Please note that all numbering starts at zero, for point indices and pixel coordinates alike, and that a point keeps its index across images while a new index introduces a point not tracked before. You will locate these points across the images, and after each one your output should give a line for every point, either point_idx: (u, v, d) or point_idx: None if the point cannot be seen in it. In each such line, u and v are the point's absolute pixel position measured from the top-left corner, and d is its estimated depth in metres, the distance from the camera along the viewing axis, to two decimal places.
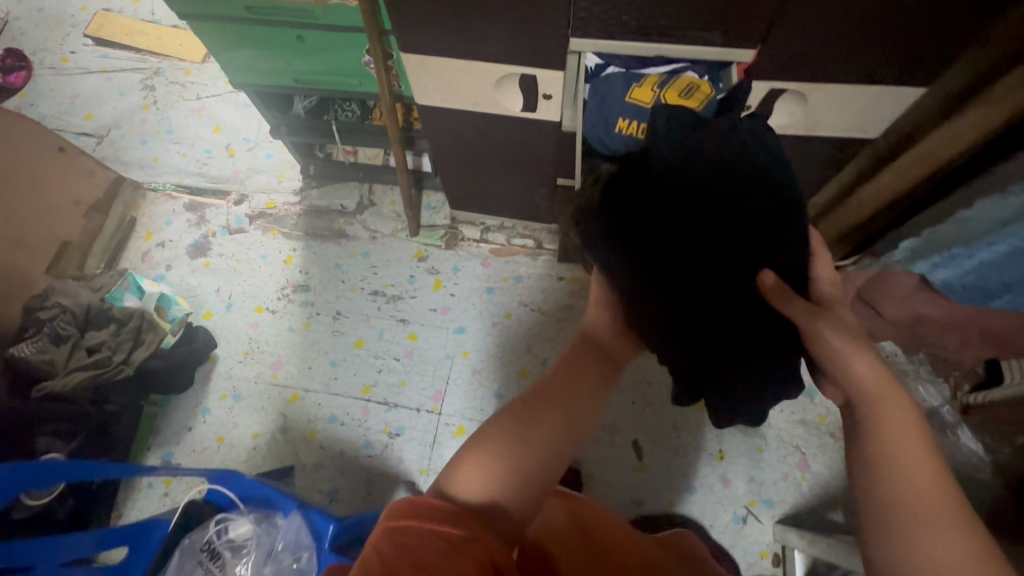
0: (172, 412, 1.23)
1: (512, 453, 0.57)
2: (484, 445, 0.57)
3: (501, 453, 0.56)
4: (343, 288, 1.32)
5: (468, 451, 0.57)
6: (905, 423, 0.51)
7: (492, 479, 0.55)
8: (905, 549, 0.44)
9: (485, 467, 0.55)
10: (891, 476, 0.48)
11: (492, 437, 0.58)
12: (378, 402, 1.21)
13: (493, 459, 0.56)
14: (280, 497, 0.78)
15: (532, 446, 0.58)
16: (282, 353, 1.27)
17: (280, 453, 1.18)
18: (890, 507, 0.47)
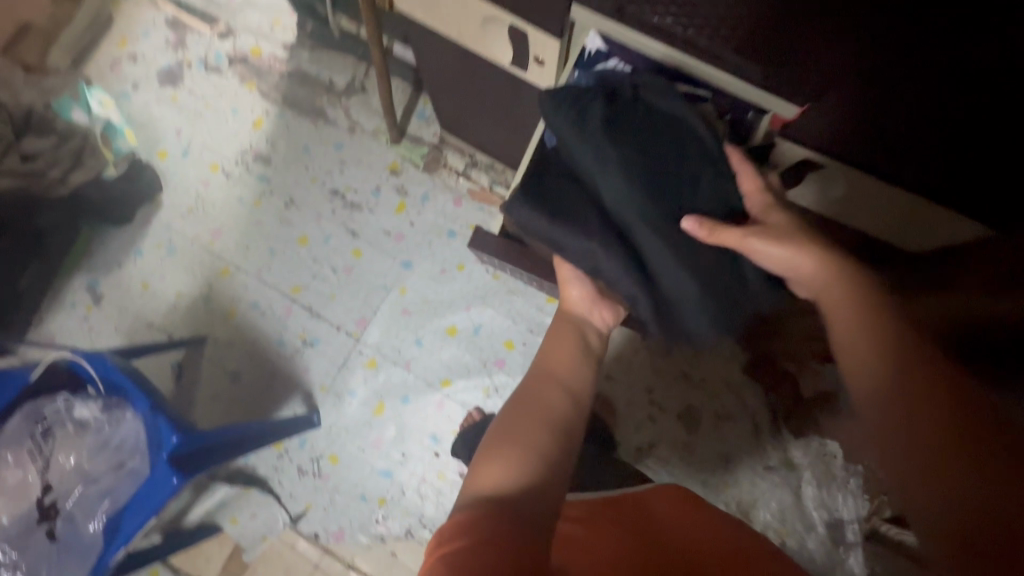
0: (107, 241, 1.21)
1: (519, 439, 0.55)
2: (496, 442, 0.55)
3: (512, 443, 0.55)
4: (305, 175, 1.22)
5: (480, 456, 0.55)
6: (890, 366, 0.52)
7: (509, 470, 0.52)
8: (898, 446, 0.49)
9: (497, 461, 0.53)
10: (887, 417, 0.51)
11: (498, 438, 0.56)
12: (303, 306, 1.17)
13: (508, 449, 0.54)
14: (131, 393, 0.77)
15: (535, 426, 0.57)
16: (224, 221, 1.21)
17: (197, 319, 1.18)
18: (887, 425, 0.51)
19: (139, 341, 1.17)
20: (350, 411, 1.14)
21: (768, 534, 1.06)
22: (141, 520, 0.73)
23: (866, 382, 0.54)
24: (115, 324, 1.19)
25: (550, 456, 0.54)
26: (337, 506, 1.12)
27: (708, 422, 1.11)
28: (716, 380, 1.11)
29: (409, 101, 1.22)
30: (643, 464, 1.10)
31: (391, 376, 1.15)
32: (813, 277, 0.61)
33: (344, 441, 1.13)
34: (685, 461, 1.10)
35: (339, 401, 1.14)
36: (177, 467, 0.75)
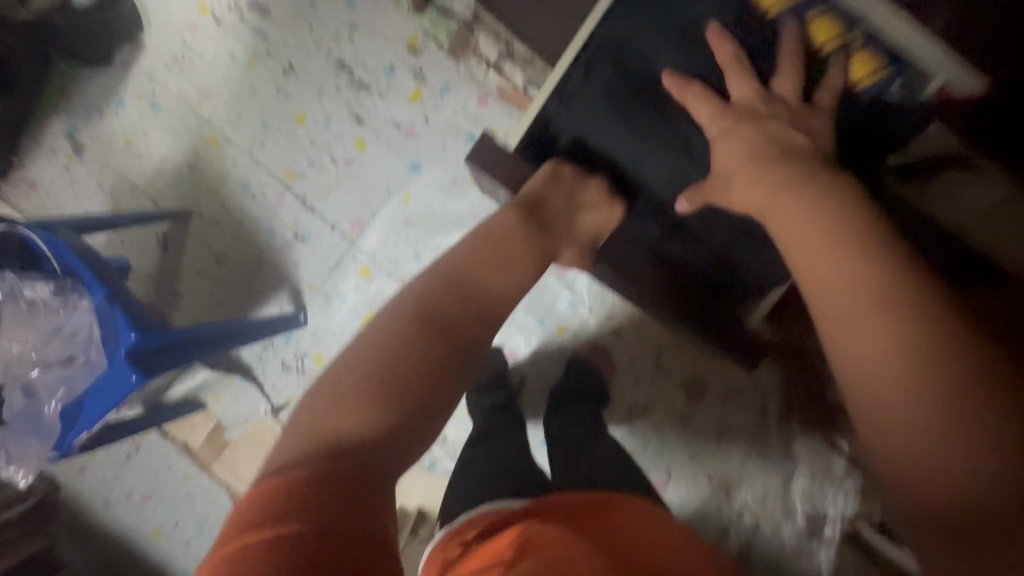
0: (87, 83, 1.08)
1: (361, 383, 0.47)
2: (331, 394, 0.47)
3: (369, 392, 0.47)
4: (308, 36, 1.02)
5: (315, 405, 0.47)
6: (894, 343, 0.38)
7: (350, 424, 0.45)
8: (905, 431, 0.35)
9: (345, 412, 0.45)
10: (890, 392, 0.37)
11: (345, 379, 0.48)
12: (296, 196, 1.06)
13: (344, 399, 0.46)
14: (89, 279, 0.71)
15: (398, 367, 0.49)
16: (214, 80, 1.05)
17: (182, 191, 1.07)
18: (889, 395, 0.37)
19: (123, 204, 1.09)
20: (338, 316, 1.08)
21: (743, 512, 1.04)
22: (98, 412, 0.70)
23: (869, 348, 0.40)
24: (97, 180, 1.09)
25: (416, 404, 0.48)
26: None
27: (712, 396, 1.03)
28: None
29: None
30: (633, 425, 1.05)
31: (384, 288, 1.06)
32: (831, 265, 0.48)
33: (330, 343, 1.09)
34: (677, 430, 1.04)
35: (328, 303, 1.08)
36: (138, 363, 0.70)
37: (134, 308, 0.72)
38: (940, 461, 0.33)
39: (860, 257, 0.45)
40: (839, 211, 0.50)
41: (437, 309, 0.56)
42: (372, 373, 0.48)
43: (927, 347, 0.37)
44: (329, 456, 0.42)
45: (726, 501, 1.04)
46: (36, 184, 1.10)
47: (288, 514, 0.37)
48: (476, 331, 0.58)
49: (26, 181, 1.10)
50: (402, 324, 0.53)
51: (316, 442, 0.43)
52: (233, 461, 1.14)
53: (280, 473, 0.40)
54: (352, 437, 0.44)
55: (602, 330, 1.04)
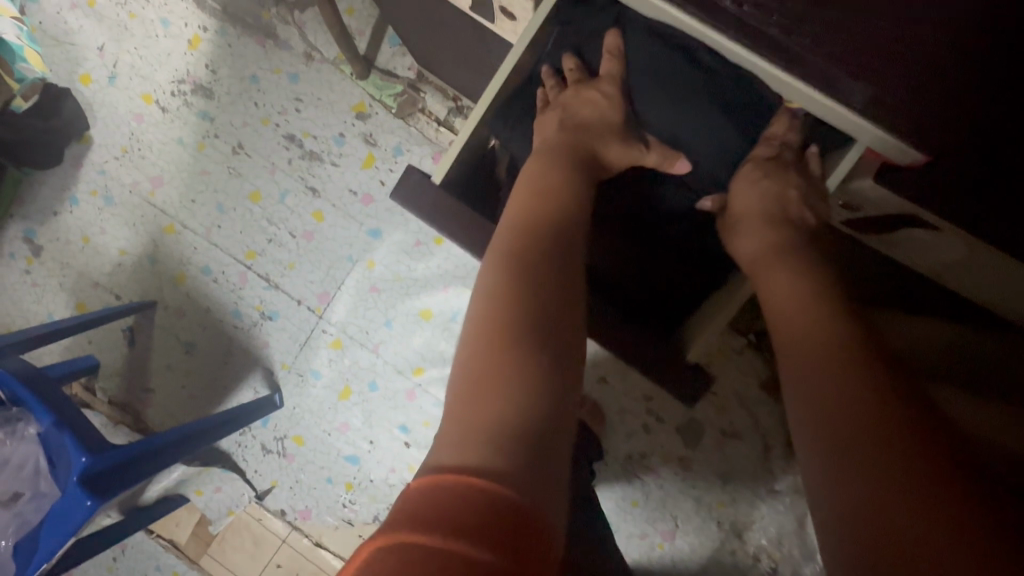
0: (40, 185, 1.06)
1: (505, 340, 0.45)
2: (464, 360, 0.45)
3: (495, 340, 0.45)
4: (254, 114, 1.00)
5: (455, 397, 0.43)
6: (843, 395, 0.45)
7: (503, 398, 0.41)
8: (842, 472, 0.40)
9: (496, 389, 0.42)
10: (834, 441, 0.43)
11: (481, 351, 0.45)
12: (259, 275, 1.03)
13: (497, 371, 0.43)
14: (36, 404, 0.68)
15: (517, 318, 0.47)
16: (165, 167, 1.03)
17: (144, 282, 1.05)
18: (839, 439, 0.42)
19: (86, 302, 1.06)
20: (314, 393, 1.04)
21: (759, 556, 0.97)
22: (53, 546, 0.66)
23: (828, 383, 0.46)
24: (58, 281, 1.06)
25: (535, 335, 0.46)
26: (304, 487, 1.06)
27: (711, 437, 0.98)
28: (726, 392, 0.97)
29: (377, 22, 0.97)
30: (632, 475, 1.00)
31: (358, 359, 1.02)
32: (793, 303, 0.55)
33: (310, 422, 1.05)
34: (678, 476, 0.99)
35: (303, 381, 1.04)
36: (91, 488, 0.66)
37: (84, 428, 0.69)
38: (883, 498, 0.37)
39: (841, 331, 0.50)
40: (806, 274, 0.57)
41: (540, 250, 0.54)
42: (497, 334, 0.45)
43: (883, 394, 0.43)
44: (506, 440, 0.39)
45: (740, 545, 0.98)
46: None
47: (459, 513, 0.33)
48: (573, 258, 0.55)
49: None
50: (501, 277, 0.50)
51: (475, 430, 0.40)
52: (222, 553, 1.09)
53: (458, 468, 0.36)
54: (512, 413, 0.41)
55: (587, 380, 1.00)
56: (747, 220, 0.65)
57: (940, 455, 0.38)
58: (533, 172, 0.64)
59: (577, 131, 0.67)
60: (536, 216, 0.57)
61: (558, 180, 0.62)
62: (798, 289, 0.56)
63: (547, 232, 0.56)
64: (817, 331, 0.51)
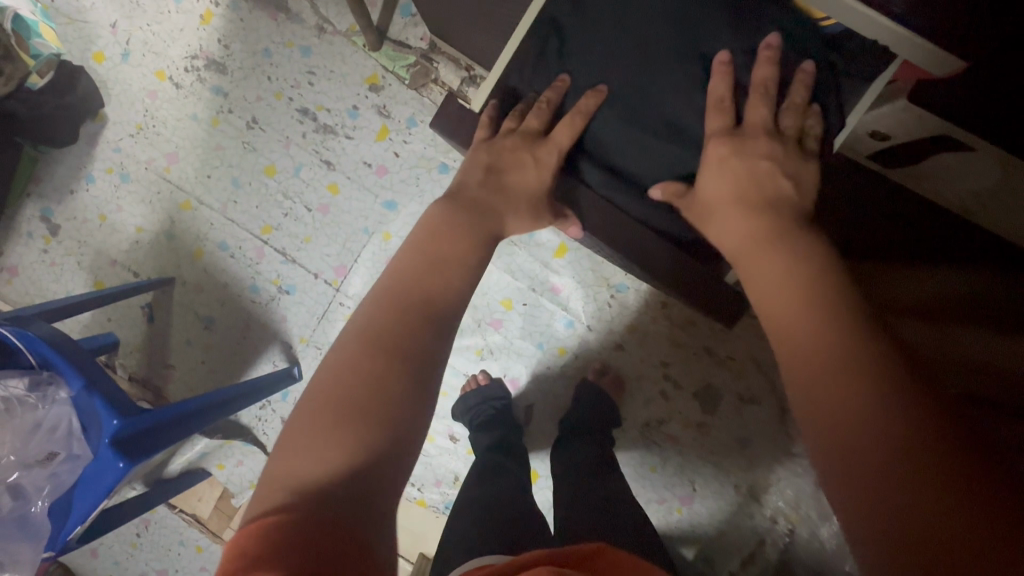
0: (57, 164, 1.06)
1: (335, 408, 0.45)
2: (312, 411, 0.45)
3: (347, 399, 0.46)
4: (268, 88, 1.01)
5: (281, 443, 0.45)
6: (830, 353, 0.41)
7: (327, 455, 0.42)
8: (846, 435, 0.36)
9: (317, 443, 0.43)
10: (830, 400, 0.38)
11: (311, 409, 0.46)
12: (275, 249, 1.03)
13: (327, 429, 0.44)
14: (64, 368, 0.69)
15: (358, 383, 0.47)
16: (180, 144, 1.03)
17: (162, 259, 1.06)
18: (828, 403, 0.38)
19: (105, 280, 1.07)
20: None
21: (777, 519, 0.98)
22: (86, 507, 0.67)
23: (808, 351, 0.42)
24: (77, 259, 1.07)
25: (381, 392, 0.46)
26: None
27: (729, 402, 0.99)
28: (743, 356, 0.98)
29: None
30: (649, 441, 1.01)
31: None
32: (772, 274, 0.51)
33: None
34: (696, 441, 1.00)
35: (321, 354, 1.05)
36: (123, 450, 0.67)
37: (113, 392, 0.69)
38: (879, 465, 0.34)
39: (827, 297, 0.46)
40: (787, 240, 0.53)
41: (406, 311, 0.53)
42: (328, 396, 0.46)
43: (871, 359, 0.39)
44: (313, 483, 0.41)
45: (757, 508, 0.99)
46: (16, 270, 1.08)
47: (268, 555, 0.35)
48: (443, 323, 0.54)
49: (7, 269, 1.08)
50: (355, 335, 0.51)
51: (283, 483, 0.41)
52: None
53: (260, 517, 0.38)
54: (346, 459, 0.42)
55: (605, 347, 1.00)
56: (711, 207, 0.60)
57: (942, 421, 0.33)
58: (432, 224, 0.64)
59: (493, 176, 0.68)
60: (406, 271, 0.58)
61: (455, 243, 0.62)
62: (788, 264, 0.50)
63: (421, 292, 0.56)
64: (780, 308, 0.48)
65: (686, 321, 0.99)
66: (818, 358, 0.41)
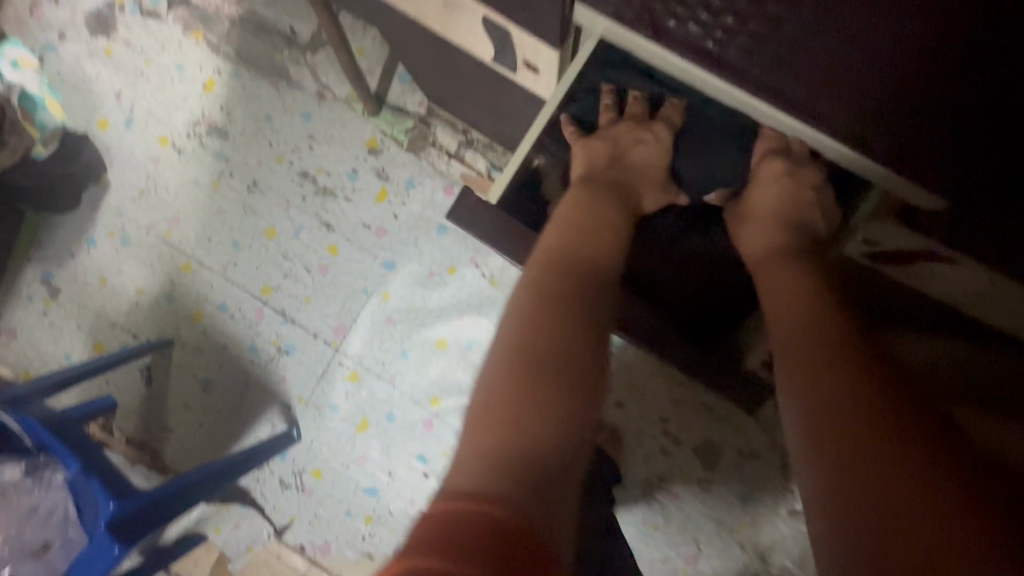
0: (56, 228, 1.07)
1: (533, 374, 0.45)
2: (503, 389, 0.44)
3: (534, 382, 0.44)
4: (268, 153, 1.03)
5: (477, 416, 0.43)
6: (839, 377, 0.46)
7: (528, 435, 0.41)
8: (841, 452, 0.41)
9: (525, 414, 0.42)
10: (834, 416, 0.44)
11: (517, 373, 0.45)
12: (275, 309, 1.04)
13: (528, 400, 0.43)
14: (62, 451, 0.68)
15: (551, 348, 0.47)
16: (181, 207, 1.05)
17: (161, 320, 1.06)
18: (834, 416, 0.43)
19: (103, 342, 1.06)
20: (331, 426, 1.04)
21: None
22: None
23: (826, 370, 0.47)
24: (75, 321, 1.07)
25: (575, 370, 0.47)
26: (323, 521, 1.06)
27: (730, 457, 0.98)
28: (743, 412, 0.98)
29: (387, 60, 0.99)
30: (652, 499, 1.00)
31: (375, 391, 1.03)
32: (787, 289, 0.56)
33: (327, 456, 1.05)
34: (699, 499, 0.99)
35: (320, 414, 1.04)
36: (119, 535, 0.66)
37: (109, 474, 0.69)
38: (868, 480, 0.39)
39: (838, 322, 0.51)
40: (806, 269, 0.58)
41: (573, 282, 0.55)
42: (524, 363, 0.46)
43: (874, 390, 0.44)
44: (507, 470, 0.39)
45: (764, 568, 0.97)
46: (15, 334, 1.08)
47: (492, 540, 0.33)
48: (608, 292, 0.56)
49: (4, 332, 1.08)
50: (533, 304, 0.51)
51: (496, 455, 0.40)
52: None
53: (471, 499, 0.37)
54: (542, 444, 0.41)
55: (604, 404, 1.00)
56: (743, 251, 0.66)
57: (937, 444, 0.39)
58: (580, 203, 0.63)
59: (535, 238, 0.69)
60: (564, 249, 0.58)
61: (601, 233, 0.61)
62: (798, 289, 0.56)
63: (584, 259, 0.57)
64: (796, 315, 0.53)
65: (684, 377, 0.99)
66: (828, 377, 0.47)
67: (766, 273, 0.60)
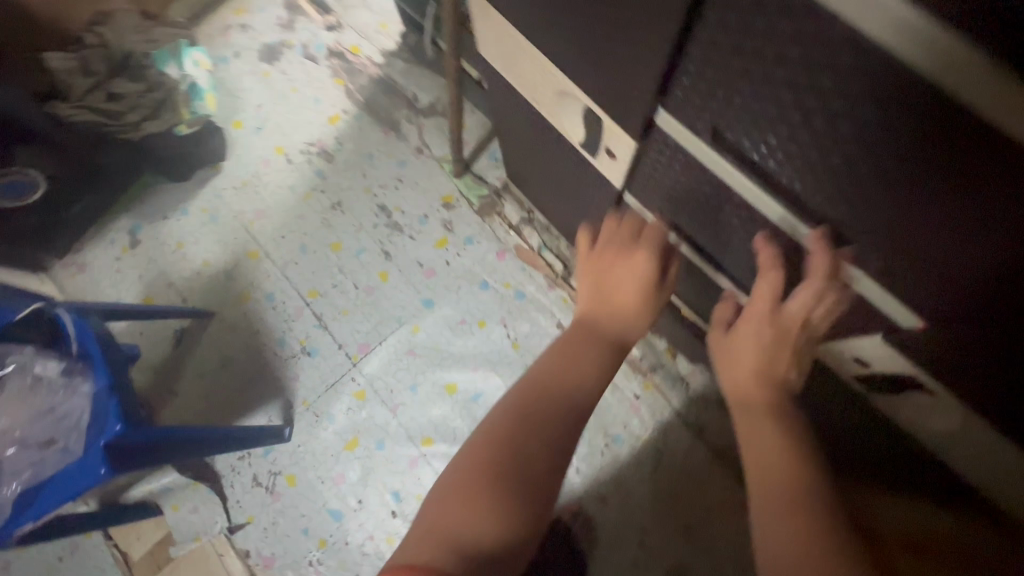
0: (162, 192, 1.23)
1: (490, 469, 0.50)
2: (462, 476, 0.50)
3: (488, 479, 0.50)
4: (359, 182, 1.19)
5: (435, 503, 0.50)
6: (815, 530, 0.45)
7: (469, 515, 0.47)
8: None
9: (464, 508, 0.48)
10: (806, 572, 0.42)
11: (472, 480, 0.50)
12: (314, 313, 1.13)
13: (475, 498, 0.48)
14: (96, 365, 0.74)
15: (507, 460, 0.51)
16: (270, 205, 1.19)
17: (213, 293, 1.16)
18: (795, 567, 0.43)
19: (155, 297, 1.16)
20: (323, 437, 1.07)
21: None
22: (54, 503, 0.68)
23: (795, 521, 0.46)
24: (139, 272, 1.18)
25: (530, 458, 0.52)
26: (277, 531, 1.04)
27: None
28: (723, 545, 0.96)
29: (483, 139, 1.17)
30: None
31: (374, 415, 1.07)
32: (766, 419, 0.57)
33: (308, 465, 1.06)
34: None
35: (316, 422, 1.07)
36: (112, 459, 0.69)
37: (128, 399, 0.74)
38: None
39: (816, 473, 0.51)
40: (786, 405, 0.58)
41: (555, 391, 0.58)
42: (500, 474, 0.50)
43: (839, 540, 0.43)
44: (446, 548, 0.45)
45: None
46: (84, 268, 1.19)
47: None
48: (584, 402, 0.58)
49: (77, 263, 1.19)
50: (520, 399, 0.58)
51: (447, 550, 0.45)
52: None
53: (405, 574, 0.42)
54: (476, 535, 0.46)
55: (587, 496, 0.99)
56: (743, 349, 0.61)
57: None
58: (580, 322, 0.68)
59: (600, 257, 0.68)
60: (569, 355, 0.63)
61: (599, 338, 0.65)
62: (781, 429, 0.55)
63: (569, 374, 0.61)
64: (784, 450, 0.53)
65: (670, 491, 0.99)
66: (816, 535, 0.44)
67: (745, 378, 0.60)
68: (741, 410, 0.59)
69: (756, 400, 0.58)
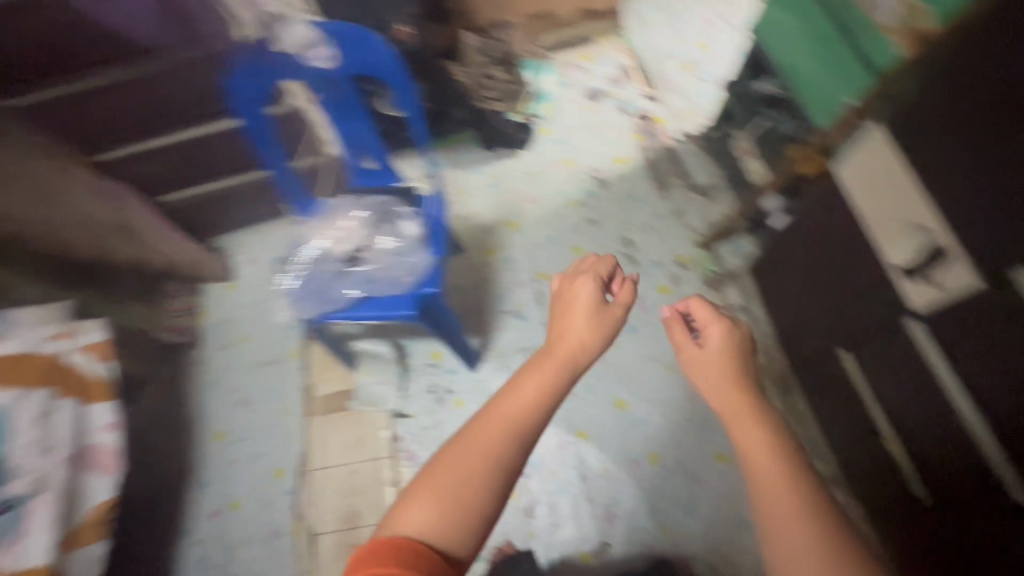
0: (468, 149, 1.53)
1: (445, 476, 0.49)
2: (417, 495, 0.49)
3: (442, 482, 0.48)
4: (618, 214, 1.42)
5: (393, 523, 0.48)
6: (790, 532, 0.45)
7: (422, 522, 0.46)
8: None
9: (418, 521, 0.46)
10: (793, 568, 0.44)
11: (424, 486, 0.49)
12: (538, 289, 1.34)
13: (428, 505, 0.47)
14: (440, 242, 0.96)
15: (457, 464, 0.50)
16: (542, 196, 1.46)
17: (470, 236, 1.42)
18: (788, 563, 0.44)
19: None
20: (501, 385, 1.25)
21: None
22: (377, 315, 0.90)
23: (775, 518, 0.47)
24: None
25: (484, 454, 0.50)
26: (430, 435, 1.22)
27: None
28: None
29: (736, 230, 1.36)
30: None
31: None
32: (744, 427, 0.55)
33: (478, 399, 1.24)
34: None
35: (500, 370, 1.26)
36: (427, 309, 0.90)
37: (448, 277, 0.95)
38: None
39: (787, 476, 0.49)
40: (763, 412, 0.56)
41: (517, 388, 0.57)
42: (448, 483, 0.48)
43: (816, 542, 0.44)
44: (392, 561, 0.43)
45: None
46: None
47: None
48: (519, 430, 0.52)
49: None
50: (465, 437, 0.52)
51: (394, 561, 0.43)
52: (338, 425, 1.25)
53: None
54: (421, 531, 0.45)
55: (699, 557, 1.06)
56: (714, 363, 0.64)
57: None
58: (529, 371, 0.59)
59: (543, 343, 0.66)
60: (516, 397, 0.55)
61: (552, 366, 0.59)
62: (760, 435, 0.54)
63: (520, 383, 0.57)
64: (758, 450, 0.52)
65: None
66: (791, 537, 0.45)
67: (730, 401, 0.59)
68: (731, 419, 0.58)
69: (738, 412, 0.57)
